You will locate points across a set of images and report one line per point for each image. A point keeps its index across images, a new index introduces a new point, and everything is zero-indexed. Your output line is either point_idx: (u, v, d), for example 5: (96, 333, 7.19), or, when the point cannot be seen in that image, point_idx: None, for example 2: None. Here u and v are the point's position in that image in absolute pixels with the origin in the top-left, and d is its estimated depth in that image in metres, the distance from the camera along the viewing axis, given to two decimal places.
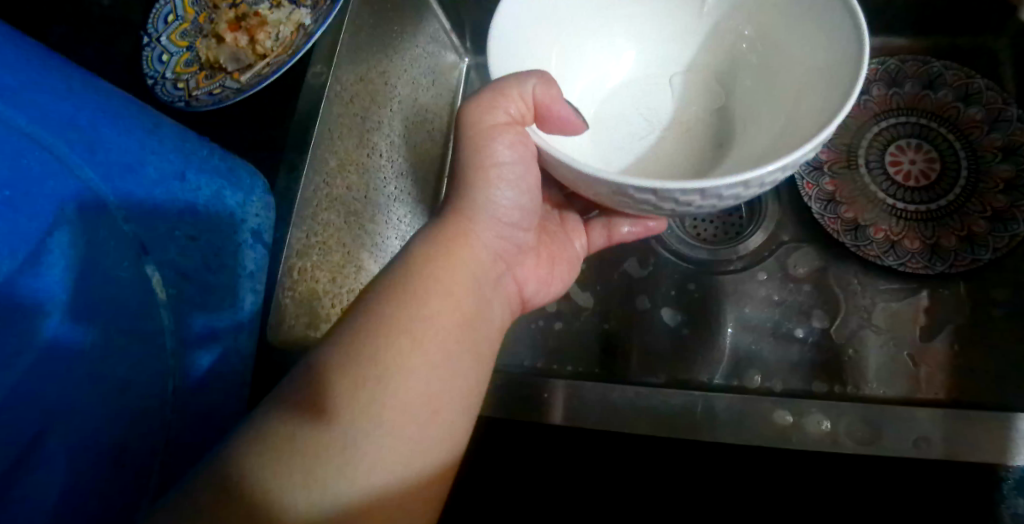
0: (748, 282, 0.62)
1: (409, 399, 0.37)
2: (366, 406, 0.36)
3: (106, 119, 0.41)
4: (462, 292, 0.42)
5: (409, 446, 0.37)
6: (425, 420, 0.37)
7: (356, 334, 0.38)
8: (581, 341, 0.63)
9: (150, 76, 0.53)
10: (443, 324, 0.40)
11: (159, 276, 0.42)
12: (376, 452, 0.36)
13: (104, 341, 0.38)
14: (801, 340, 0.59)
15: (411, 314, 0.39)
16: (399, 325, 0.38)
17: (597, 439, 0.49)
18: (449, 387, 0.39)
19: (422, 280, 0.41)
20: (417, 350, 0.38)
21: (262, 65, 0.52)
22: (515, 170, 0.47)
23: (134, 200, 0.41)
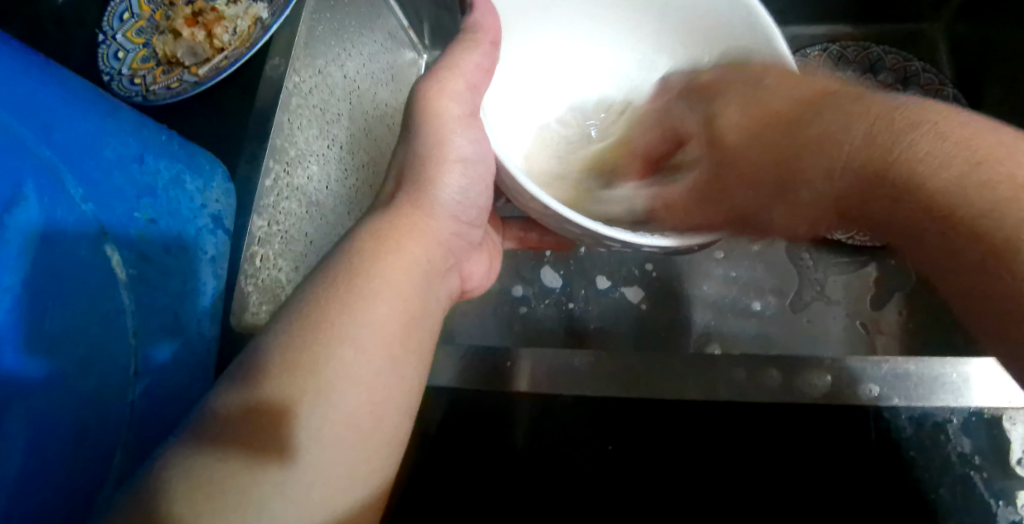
0: (705, 262, 0.61)
1: (345, 430, 0.32)
2: (306, 418, 0.32)
3: (58, 96, 0.39)
4: (404, 303, 0.36)
5: (344, 476, 0.32)
6: (356, 449, 0.33)
7: (278, 356, 0.33)
8: (545, 326, 0.61)
9: (107, 74, 0.56)
10: (378, 345, 0.34)
11: (118, 256, 0.41)
12: (311, 489, 0.31)
13: (63, 321, 0.36)
14: (759, 314, 0.59)
15: (336, 333, 0.34)
16: (328, 344, 0.33)
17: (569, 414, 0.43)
18: (391, 394, 0.34)
19: (348, 293, 0.35)
20: (344, 374, 0.33)
21: (220, 59, 0.56)
22: (476, 168, 0.43)
23: (92, 179, 0.40)
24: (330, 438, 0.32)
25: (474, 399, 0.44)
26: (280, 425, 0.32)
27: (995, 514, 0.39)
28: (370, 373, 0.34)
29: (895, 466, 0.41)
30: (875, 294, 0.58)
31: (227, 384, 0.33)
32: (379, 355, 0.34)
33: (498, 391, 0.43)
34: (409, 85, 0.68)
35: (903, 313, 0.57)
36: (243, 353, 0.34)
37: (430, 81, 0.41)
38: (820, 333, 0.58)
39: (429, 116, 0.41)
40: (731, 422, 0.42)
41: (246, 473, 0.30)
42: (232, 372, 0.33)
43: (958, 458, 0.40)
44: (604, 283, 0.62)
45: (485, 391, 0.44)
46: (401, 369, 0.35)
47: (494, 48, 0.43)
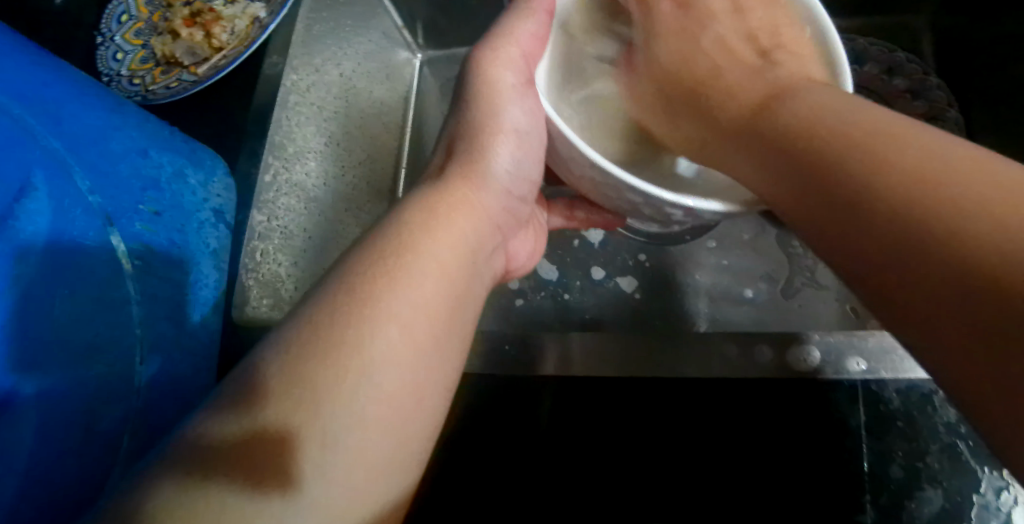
0: (697, 252, 0.62)
1: (387, 415, 0.31)
2: (349, 398, 0.30)
3: (66, 90, 0.40)
4: (447, 282, 0.35)
5: (377, 468, 0.30)
6: (391, 438, 0.31)
7: (309, 337, 0.31)
8: (542, 316, 0.62)
9: (106, 74, 0.57)
10: (419, 324, 0.33)
11: (124, 247, 0.42)
12: (342, 485, 0.29)
13: (70, 309, 0.37)
14: (751, 301, 0.60)
15: (375, 311, 0.32)
16: (369, 322, 0.31)
17: (573, 394, 0.45)
18: (437, 376, 0.33)
19: (389, 269, 0.33)
20: (383, 356, 0.31)
21: (218, 58, 0.57)
22: (530, 140, 0.42)
23: (98, 172, 0.41)
24: (365, 427, 0.30)
25: (490, 383, 0.46)
26: (320, 406, 0.29)
27: (981, 480, 0.41)
28: (407, 356, 0.32)
29: (886, 438, 0.42)
30: None
31: (241, 375, 0.30)
32: (423, 337, 0.33)
33: (513, 373, 0.46)
34: (406, 84, 0.69)
35: None
36: (267, 335, 0.32)
37: (486, 46, 0.42)
38: (812, 319, 0.59)
39: (484, 84, 0.41)
40: (725, 398, 0.44)
41: (256, 476, 0.27)
42: (252, 358, 0.31)
43: (945, 428, 0.42)
44: (600, 273, 0.63)
45: (501, 375, 0.46)
46: (443, 349, 0.34)
47: (550, 16, 0.42)
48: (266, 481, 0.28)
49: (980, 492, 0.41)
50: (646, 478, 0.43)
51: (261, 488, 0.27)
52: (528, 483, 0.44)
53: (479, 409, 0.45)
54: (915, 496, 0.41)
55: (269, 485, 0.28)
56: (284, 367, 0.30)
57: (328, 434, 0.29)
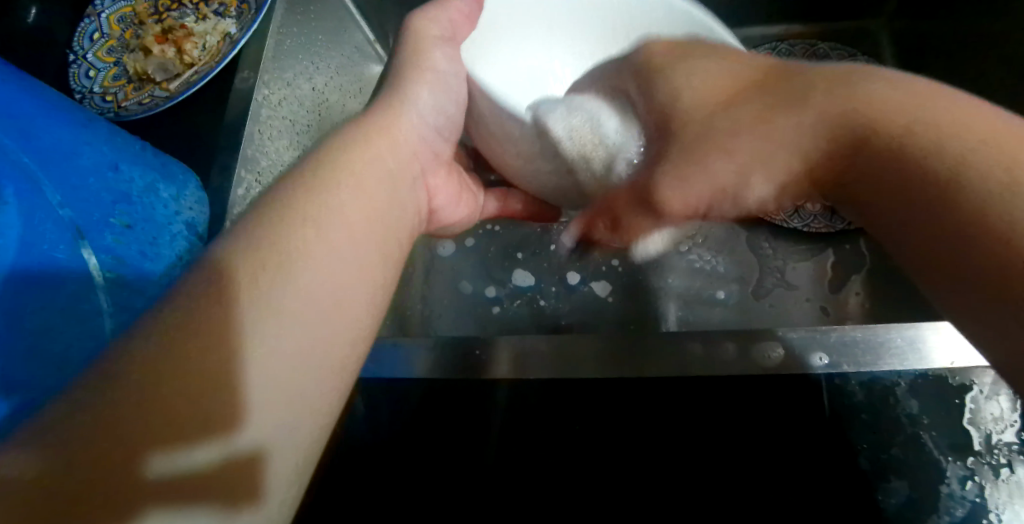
0: (669, 255, 0.63)
1: (304, 308, 0.32)
2: (266, 291, 0.31)
3: (36, 107, 0.41)
4: (365, 215, 0.36)
5: (303, 391, 0.31)
6: (317, 363, 0.32)
7: (230, 268, 0.31)
8: (519, 322, 0.62)
9: (78, 91, 0.57)
10: (335, 231, 0.35)
11: (94, 260, 0.41)
12: (270, 411, 0.30)
13: (41, 320, 0.37)
14: (723, 302, 0.61)
15: (294, 240, 0.33)
16: (290, 251, 0.33)
17: (531, 399, 0.46)
18: (355, 276, 0.35)
19: (308, 182, 0.36)
20: (302, 282, 0.32)
21: (191, 73, 0.57)
22: (450, 84, 0.46)
23: (70, 187, 0.41)
24: (290, 351, 0.31)
25: (442, 386, 0.47)
26: (240, 298, 0.31)
27: (945, 469, 0.42)
28: (328, 282, 0.33)
29: (855, 429, 0.43)
30: (832, 279, 0.61)
31: None
32: (342, 239, 0.35)
33: (463, 377, 0.47)
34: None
35: (862, 295, 0.60)
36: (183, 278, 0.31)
37: (416, 11, 0.47)
38: (783, 318, 0.60)
39: (412, 39, 0.46)
40: (684, 395, 0.45)
41: (235, 484, 0.29)
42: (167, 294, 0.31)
43: (907, 419, 0.43)
44: (576, 277, 0.64)
45: (453, 378, 0.47)
46: (359, 254, 0.35)
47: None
48: (239, 488, 0.29)
49: (947, 482, 0.41)
50: (619, 477, 0.44)
51: (238, 500, 0.29)
52: (488, 480, 0.44)
53: (426, 410, 0.46)
54: (881, 487, 0.42)
55: (243, 488, 0.29)
56: (214, 320, 0.30)
57: (250, 332, 0.30)
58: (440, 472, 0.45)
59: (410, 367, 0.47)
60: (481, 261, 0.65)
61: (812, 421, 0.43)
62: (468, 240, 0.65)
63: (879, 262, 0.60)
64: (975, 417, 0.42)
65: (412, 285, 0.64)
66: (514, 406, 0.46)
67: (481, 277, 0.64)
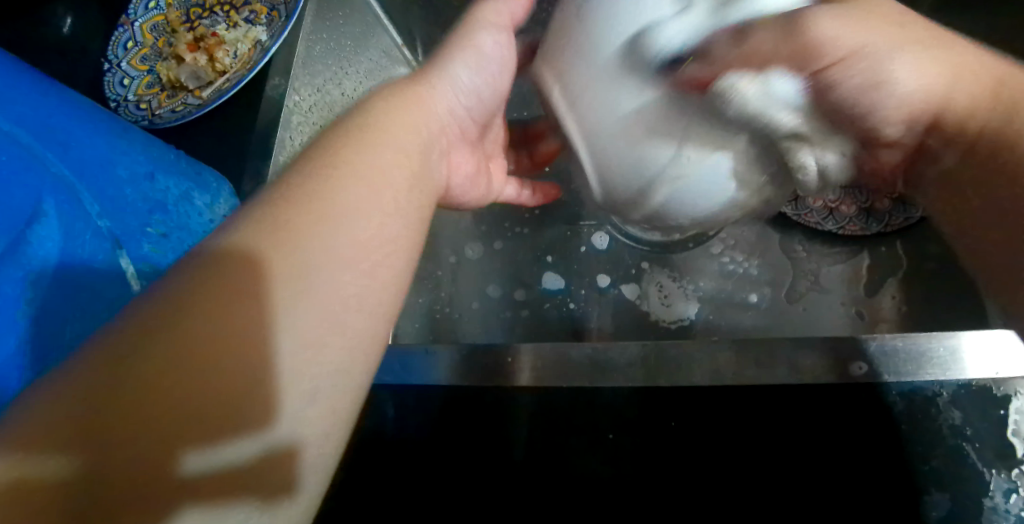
0: (700, 258, 0.62)
1: (329, 290, 0.32)
2: (296, 265, 0.31)
3: (74, 122, 0.42)
4: (396, 193, 0.36)
5: (328, 372, 0.32)
6: (341, 345, 0.32)
7: (266, 246, 0.31)
8: (547, 324, 0.62)
9: (114, 100, 0.59)
10: (369, 207, 0.34)
11: (132, 270, 0.43)
12: (302, 390, 0.31)
13: (83, 326, 0.39)
14: (756, 306, 0.60)
15: (326, 220, 0.33)
16: (326, 237, 0.32)
17: (560, 408, 0.46)
18: (381, 263, 0.34)
19: (345, 155, 0.36)
20: (336, 266, 0.32)
21: (222, 82, 0.58)
22: (494, 66, 0.45)
23: (108, 198, 0.43)
24: (318, 334, 0.31)
25: (465, 391, 0.46)
26: (274, 270, 0.31)
27: (988, 481, 0.41)
28: (357, 264, 0.33)
29: (890, 439, 0.42)
30: (867, 282, 0.59)
31: None
32: (374, 219, 0.35)
33: (483, 385, 0.46)
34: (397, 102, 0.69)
35: (898, 298, 0.58)
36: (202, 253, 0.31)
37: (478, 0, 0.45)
38: (818, 321, 0.59)
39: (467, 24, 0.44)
40: (716, 406, 0.44)
41: (264, 479, 0.30)
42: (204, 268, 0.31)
43: (950, 430, 0.41)
44: (603, 277, 0.63)
45: (474, 386, 0.46)
46: (387, 237, 0.35)
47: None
48: (266, 483, 0.30)
49: (990, 495, 0.40)
50: (648, 484, 0.44)
51: (266, 481, 0.30)
52: (516, 486, 0.45)
53: (451, 418, 0.46)
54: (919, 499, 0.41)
55: (274, 467, 0.31)
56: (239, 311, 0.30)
57: (280, 305, 0.31)
58: (470, 480, 0.45)
59: (435, 374, 0.47)
60: (507, 262, 0.65)
61: (846, 431, 0.43)
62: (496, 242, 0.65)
63: (916, 266, 0.58)
64: (1021, 429, 0.41)
65: (439, 289, 0.64)
66: (542, 415, 0.46)
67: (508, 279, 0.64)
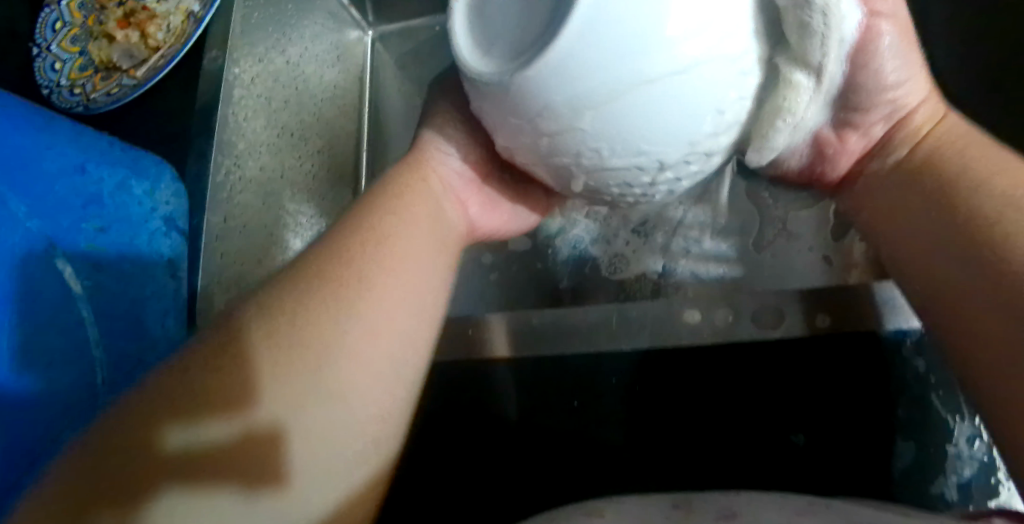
0: (666, 213, 0.60)
1: (351, 434, 0.32)
2: (314, 418, 0.31)
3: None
4: (414, 273, 0.37)
5: (354, 452, 0.32)
6: (368, 428, 0.33)
7: (288, 345, 0.32)
8: (516, 288, 0.62)
9: (47, 87, 0.56)
10: (382, 335, 0.34)
11: (70, 269, 0.44)
12: (326, 470, 0.31)
13: (25, 334, 0.40)
14: (727, 258, 0.59)
15: (346, 314, 0.33)
16: (349, 331, 0.33)
17: (539, 382, 0.45)
18: (401, 384, 0.34)
19: (348, 284, 0.35)
20: (360, 358, 0.33)
21: (157, 58, 0.55)
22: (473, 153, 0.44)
23: (36, 197, 0.44)
24: (344, 422, 0.32)
25: (442, 370, 0.46)
26: (286, 430, 0.31)
27: (953, 430, 0.41)
28: (379, 351, 0.34)
29: (860, 387, 0.42)
30: (834, 226, 0.58)
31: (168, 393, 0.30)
32: (389, 348, 0.34)
33: (467, 362, 0.46)
34: (360, 85, 0.67)
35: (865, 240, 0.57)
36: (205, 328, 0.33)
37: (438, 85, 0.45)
38: (785, 271, 0.58)
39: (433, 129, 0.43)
40: (694, 369, 0.43)
41: (247, 462, 0.30)
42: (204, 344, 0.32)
43: (914, 379, 0.42)
44: (570, 239, 0.62)
45: (451, 364, 0.46)
46: (405, 359, 0.35)
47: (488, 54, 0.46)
48: (248, 468, 0.29)
49: (954, 444, 0.41)
50: (621, 451, 0.43)
51: (255, 477, 0.29)
52: (497, 459, 0.44)
53: (433, 399, 0.46)
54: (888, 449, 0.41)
55: (256, 472, 0.30)
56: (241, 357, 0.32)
57: (298, 449, 0.31)
58: (448, 456, 0.45)
59: None
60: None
61: (822, 386, 0.42)
62: None
63: None
64: None
65: None
66: (523, 389, 0.45)
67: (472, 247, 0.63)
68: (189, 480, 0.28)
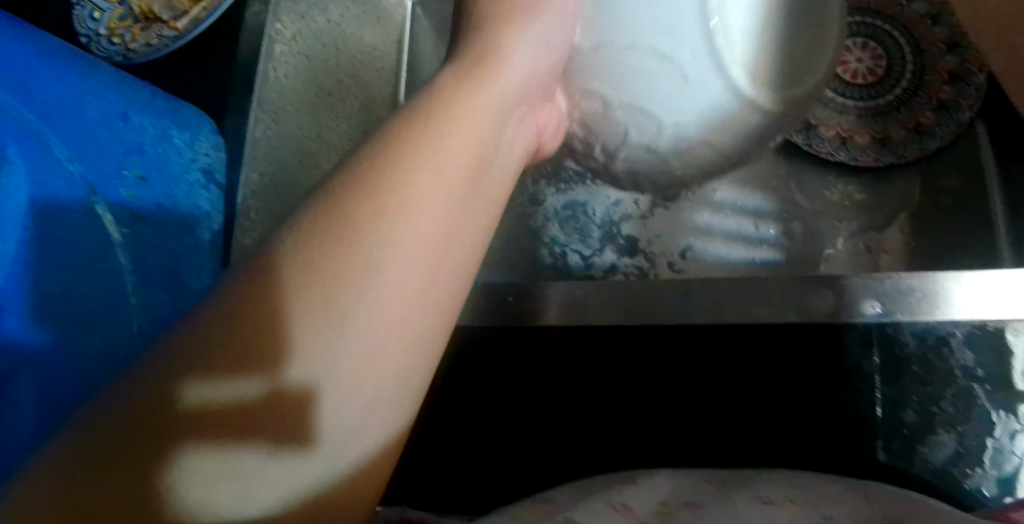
0: (704, 190, 0.59)
1: (378, 356, 0.28)
2: (341, 332, 0.28)
3: (39, 65, 0.43)
4: (460, 175, 0.32)
5: (388, 380, 0.29)
6: (403, 353, 0.29)
7: (321, 256, 0.28)
8: (544, 257, 0.59)
9: (86, 36, 0.56)
10: (417, 243, 0.30)
11: (111, 217, 0.44)
12: (362, 400, 0.28)
13: (66, 280, 0.41)
14: (767, 240, 0.57)
15: (385, 215, 0.29)
16: (388, 239, 0.29)
17: (580, 355, 0.44)
18: (435, 304, 0.31)
19: (391, 172, 0.30)
20: (398, 269, 0.29)
21: (198, 10, 0.54)
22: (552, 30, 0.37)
23: (76, 140, 0.43)
24: (379, 344, 0.28)
25: (480, 332, 0.45)
26: (308, 358, 0.27)
27: (994, 421, 0.42)
28: (415, 260, 0.30)
29: (899, 379, 0.42)
30: (879, 214, 0.56)
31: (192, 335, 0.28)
32: (425, 258, 0.30)
33: (506, 325, 0.44)
34: (396, 37, 0.61)
35: (906, 232, 0.55)
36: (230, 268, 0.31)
37: None
38: (823, 256, 0.56)
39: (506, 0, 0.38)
40: (741, 349, 0.42)
41: (281, 420, 0.27)
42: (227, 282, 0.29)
43: (960, 371, 0.42)
44: (606, 207, 0.60)
45: (490, 326, 0.45)
46: (441, 270, 0.31)
47: None
48: (281, 424, 0.27)
49: (995, 437, 0.42)
50: (649, 428, 0.44)
51: (287, 439, 0.27)
52: (528, 425, 0.45)
53: (464, 360, 0.45)
54: (930, 441, 0.42)
55: (293, 429, 0.27)
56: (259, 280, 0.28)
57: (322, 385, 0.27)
58: (478, 421, 0.45)
59: None
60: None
61: (864, 372, 0.42)
62: None
63: (927, 201, 0.55)
64: None
65: None
66: (563, 360, 0.44)
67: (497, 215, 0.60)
68: (222, 441, 0.26)
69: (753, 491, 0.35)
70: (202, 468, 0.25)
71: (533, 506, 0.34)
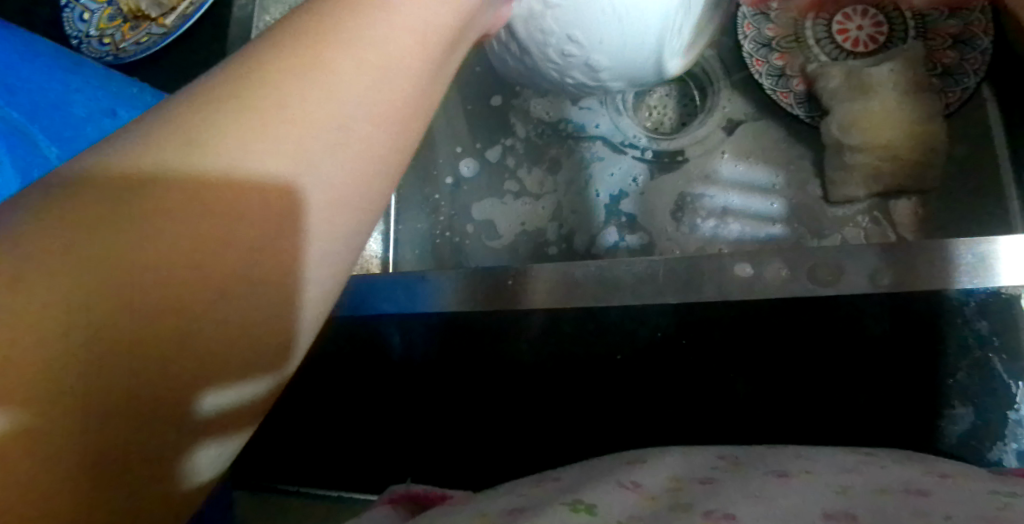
0: (714, 161, 0.58)
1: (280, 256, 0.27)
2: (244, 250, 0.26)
3: (33, 68, 0.45)
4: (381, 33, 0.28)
5: (341, 228, 0.28)
6: (358, 202, 0.28)
7: (203, 112, 0.26)
8: (544, 237, 0.59)
9: (76, 37, 0.56)
10: (300, 123, 0.27)
11: None
12: (281, 260, 0.27)
13: None
14: (775, 216, 0.56)
15: (259, 93, 0.27)
16: (285, 91, 0.27)
17: (586, 338, 0.43)
18: (341, 197, 0.28)
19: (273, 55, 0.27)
20: (286, 137, 0.26)
21: (186, 6, 0.54)
22: None
23: (65, 138, 0.44)
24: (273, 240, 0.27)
25: (472, 316, 0.44)
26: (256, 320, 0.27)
27: (1015, 394, 0.40)
28: (350, 107, 0.27)
29: (914, 353, 0.40)
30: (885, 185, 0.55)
31: None
32: (313, 140, 0.27)
33: (495, 309, 0.44)
34: None
35: (914, 202, 0.54)
36: None
37: None
38: (832, 229, 0.55)
39: None
40: (749, 324, 0.41)
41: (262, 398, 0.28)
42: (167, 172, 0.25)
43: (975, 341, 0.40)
44: (607, 186, 0.59)
45: (476, 310, 0.44)
46: (337, 152, 0.27)
47: None
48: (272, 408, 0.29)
49: (1016, 409, 0.40)
50: (651, 410, 0.43)
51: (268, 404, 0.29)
52: (529, 412, 0.44)
53: (454, 348, 0.44)
54: (945, 415, 0.40)
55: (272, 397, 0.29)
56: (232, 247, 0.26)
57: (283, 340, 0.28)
58: (478, 410, 0.44)
59: (433, 301, 0.44)
60: (500, 173, 0.61)
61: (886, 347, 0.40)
62: (490, 153, 0.61)
63: None
64: None
65: (437, 213, 0.61)
66: (567, 345, 0.43)
67: (499, 205, 0.60)
68: (222, 435, 0.27)
69: (763, 465, 0.34)
70: (199, 461, 0.27)
71: (539, 485, 0.34)
